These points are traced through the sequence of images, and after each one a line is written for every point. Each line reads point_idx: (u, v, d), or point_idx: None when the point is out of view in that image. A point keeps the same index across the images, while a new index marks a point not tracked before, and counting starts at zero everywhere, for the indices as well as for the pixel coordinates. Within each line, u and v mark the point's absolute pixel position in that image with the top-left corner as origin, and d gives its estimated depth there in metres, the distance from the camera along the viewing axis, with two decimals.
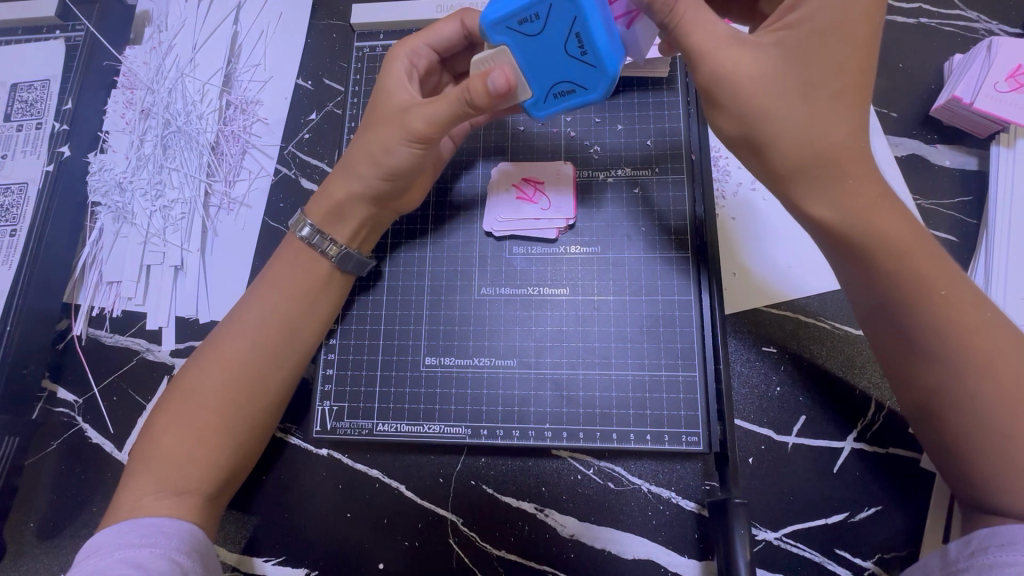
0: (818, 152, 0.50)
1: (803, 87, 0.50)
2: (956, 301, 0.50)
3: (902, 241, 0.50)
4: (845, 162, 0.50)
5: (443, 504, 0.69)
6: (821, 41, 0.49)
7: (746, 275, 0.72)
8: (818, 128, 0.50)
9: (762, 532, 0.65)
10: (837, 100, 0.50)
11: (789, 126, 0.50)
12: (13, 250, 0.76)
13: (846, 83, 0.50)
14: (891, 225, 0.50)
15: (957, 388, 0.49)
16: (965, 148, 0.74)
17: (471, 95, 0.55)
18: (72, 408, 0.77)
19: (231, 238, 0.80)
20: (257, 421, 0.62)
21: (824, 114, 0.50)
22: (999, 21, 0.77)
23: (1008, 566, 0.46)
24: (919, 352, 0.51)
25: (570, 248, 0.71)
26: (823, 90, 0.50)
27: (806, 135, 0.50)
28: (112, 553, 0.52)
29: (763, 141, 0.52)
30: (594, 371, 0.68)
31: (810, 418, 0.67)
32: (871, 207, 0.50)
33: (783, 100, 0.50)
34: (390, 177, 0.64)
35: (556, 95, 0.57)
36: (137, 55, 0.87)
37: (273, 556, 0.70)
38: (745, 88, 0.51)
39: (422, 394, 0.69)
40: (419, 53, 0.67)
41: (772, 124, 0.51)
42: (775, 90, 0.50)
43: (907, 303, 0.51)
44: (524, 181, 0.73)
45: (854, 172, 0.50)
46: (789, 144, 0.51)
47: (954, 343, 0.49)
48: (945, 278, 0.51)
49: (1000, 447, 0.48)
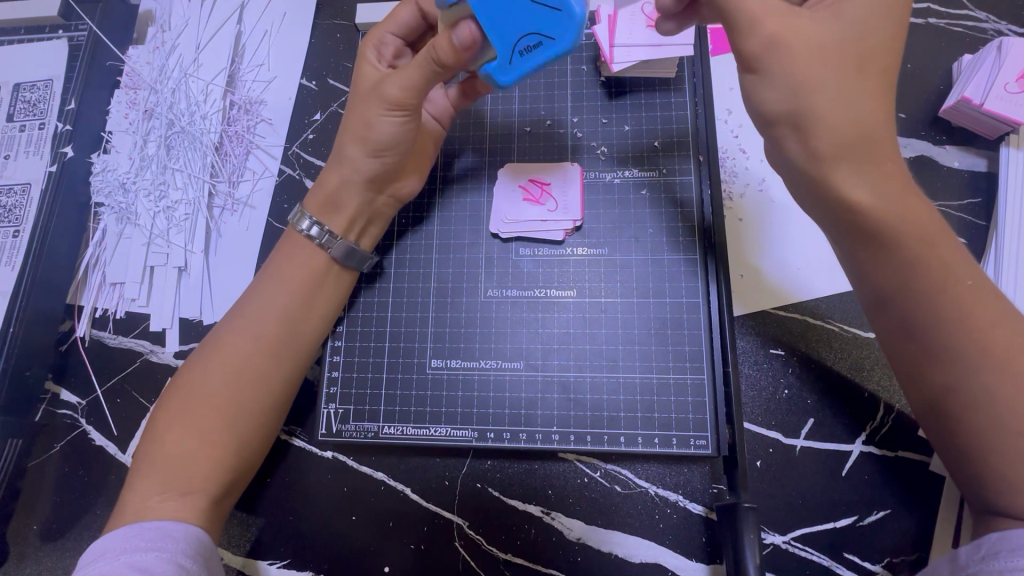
0: (865, 128, 0.49)
1: (854, 64, 0.49)
2: (975, 291, 0.50)
3: (926, 229, 0.50)
4: (883, 147, 0.49)
5: (449, 507, 0.69)
6: (873, 25, 0.50)
7: (755, 276, 0.72)
8: (862, 108, 0.49)
9: (770, 535, 0.65)
10: (880, 83, 0.50)
11: (836, 102, 0.49)
12: (16, 251, 0.76)
13: (888, 70, 0.50)
14: (919, 217, 0.50)
15: (970, 381, 0.49)
16: (974, 149, 0.74)
17: (437, 53, 0.55)
18: (75, 410, 0.76)
19: (235, 239, 0.80)
20: (258, 420, 0.62)
21: (869, 96, 0.49)
22: (1008, 21, 0.77)
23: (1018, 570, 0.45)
24: (937, 344, 0.50)
25: (576, 250, 0.71)
26: (870, 72, 0.50)
27: (851, 112, 0.49)
28: (117, 557, 0.51)
29: (811, 110, 0.49)
30: (601, 373, 0.67)
31: (818, 421, 0.67)
32: (901, 191, 0.49)
33: (835, 73, 0.49)
34: (378, 153, 0.64)
35: (521, 52, 0.55)
36: (140, 54, 0.87)
37: (278, 559, 0.69)
38: (801, 54, 0.49)
39: (428, 396, 0.69)
40: (385, 42, 0.66)
41: (821, 94, 0.49)
42: (829, 61, 0.49)
43: (926, 295, 0.50)
44: (530, 181, 0.73)
45: (889, 159, 0.50)
46: (839, 115, 0.49)
47: (972, 334, 0.49)
48: (964, 267, 0.51)
49: (1014, 442, 0.48)
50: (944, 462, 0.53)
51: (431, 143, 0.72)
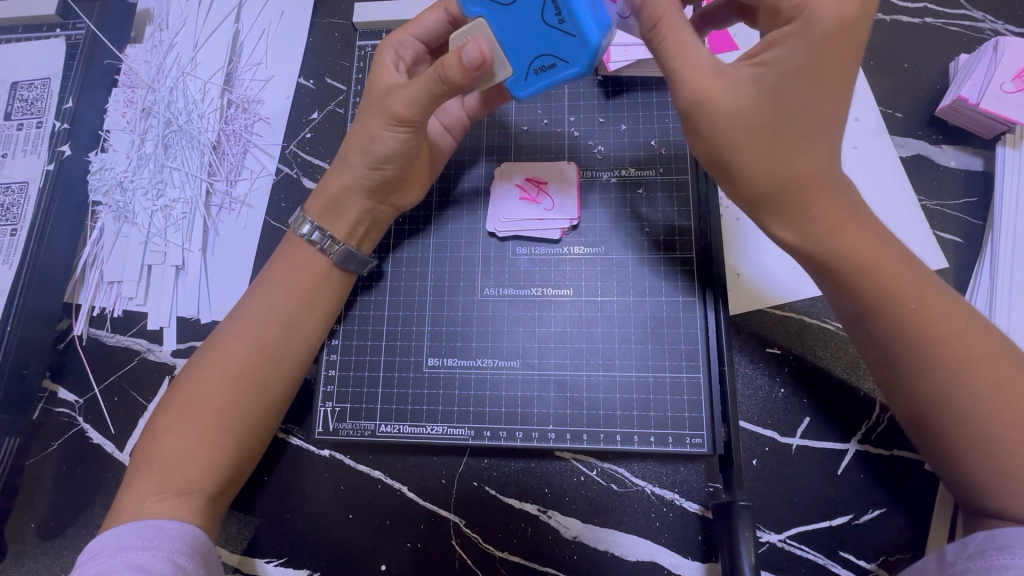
0: (784, 183, 0.51)
1: (775, 123, 0.50)
2: (926, 313, 0.50)
3: (868, 259, 0.51)
4: (810, 194, 0.51)
5: (446, 506, 0.69)
6: (797, 79, 0.49)
7: (747, 276, 0.72)
8: (782, 163, 0.51)
9: (766, 534, 0.65)
10: (806, 134, 0.50)
11: (756, 160, 0.51)
12: (14, 249, 0.76)
13: (814, 120, 0.50)
14: (858, 248, 0.51)
15: (935, 395, 0.50)
16: (970, 149, 0.74)
17: (445, 71, 0.54)
18: (73, 408, 0.76)
19: (233, 238, 0.80)
20: (253, 425, 0.61)
21: (790, 151, 0.51)
22: (1005, 21, 0.77)
23: (1009, 568, 0.45)
24: (897, 363, 0.51)
25: (573, 249, 0.71)
26: (792, 130, 0.50)
27: (771, 169, 0.51)
28: (113, 556, 0.52)
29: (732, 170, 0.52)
30: (598, 372, 0.67)
31: (815, 420, 0.67)
32: (833, 231, 0.51)
33: (754, 136, 0.51)
34: (378, 165, 0.64)
35: (537, 70, 0.56)
36: (137, 53, 0.87)
37: (276, 557, 0.69)
38: (720, 119, 0.51)
39: (425, 395, 0.69)
40: (405, 44, 0.67)
41: (742, 155, 0.51)
42: (749, 125, 0.50)
43: (879, 316, 0.51)
44: (527, 180, 0.73)
45: (818, 202, 0.51)
46: (757, 176, 0.52)
47: (929, 352, 0.50)
48: (914, 289, 0.51)
49: (984, 453, 0.48)
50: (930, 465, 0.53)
51: (439, 150, 0.72)
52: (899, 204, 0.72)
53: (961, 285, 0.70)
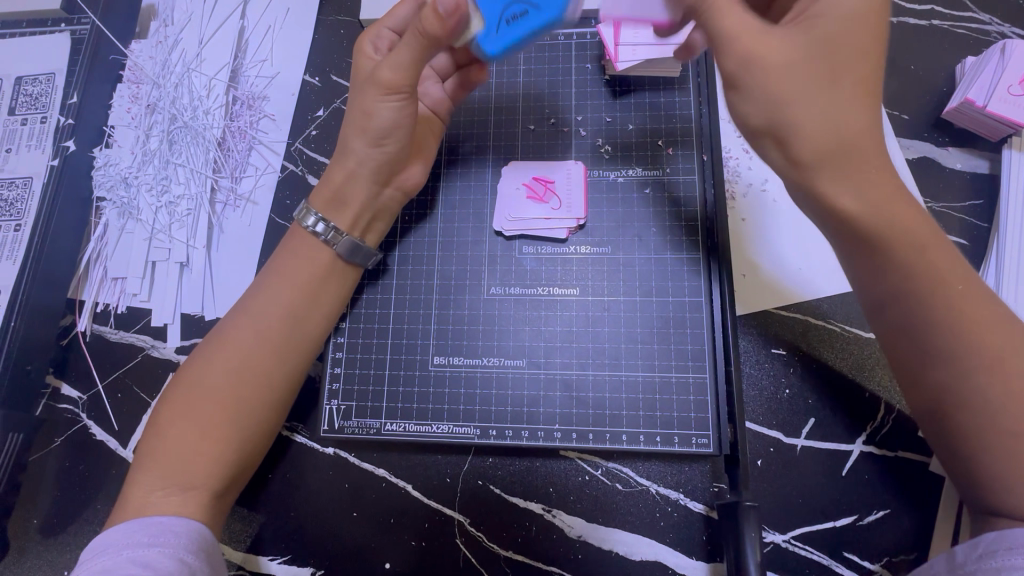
0: (846, 139, 0.49)
1: (831, 72, 0.49)
2: (969, 297, 0.51)
3: (918, 234, 0.50)
4: (867, 152, 0.49)
5: (451, 505, 0.69)
6: (848, 28, 0.49)
7: (761, 278, 0.72)
8: (841, 115, 0.49)
9: (770, 534, 0.65)
10: (859, 87, 0.49)
11: (817, 114, 0.49)
12: (18, 244, 0.75)
13: (865, 72, 0.49)
14: (909, 220, 0.50)
15: (961, 383, 0.50)
16: (976, 151, 0.74)
17: (424, 25, 0.54)
18: (76, 404, 0.76)
19: (237, 234, 0.80)
20: (270, 399, 0.62)
21: (847, 103, 0.49)
22: (1011, 24, 0.77)
23: (1013, 569, 0.45)
24: (933, 352, 0.50)
25: (580, 248, 0.71)
26: (847, 79, 0.49)
27: (832, 121, 0.49)
28: (119, 553, 0.51)
29: (794, 124, 0.50)
30: (604, 372, 0.67)
31: (819, 420, 0.67)
32: (890, 199, 0.49)
33: (811, 86, 0.49)
34: (378, 141, 0.64)
35: (508, 20, 0.59)
36: (143, 49, 0.86)
37: (279, 555, 0.69)
38: (775, 73, 0.50)
39: (431, 393, 0.69)
40: (381, 36, 0.66)
41: (802, 107, 0.49)
42: (803, 75, 0.49)
43: (924, 296, 0.50)
44: (534, 179, 0.72)
45: (872, 162, 0.49)
46: (821, 131, 0.49)
47: (966, 339, 0.49)
48: (956, 271, 0.51)
49: (1008, 448, 0.48)
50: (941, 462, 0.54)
51: (428, 136, 0.71)
52: None
53: None
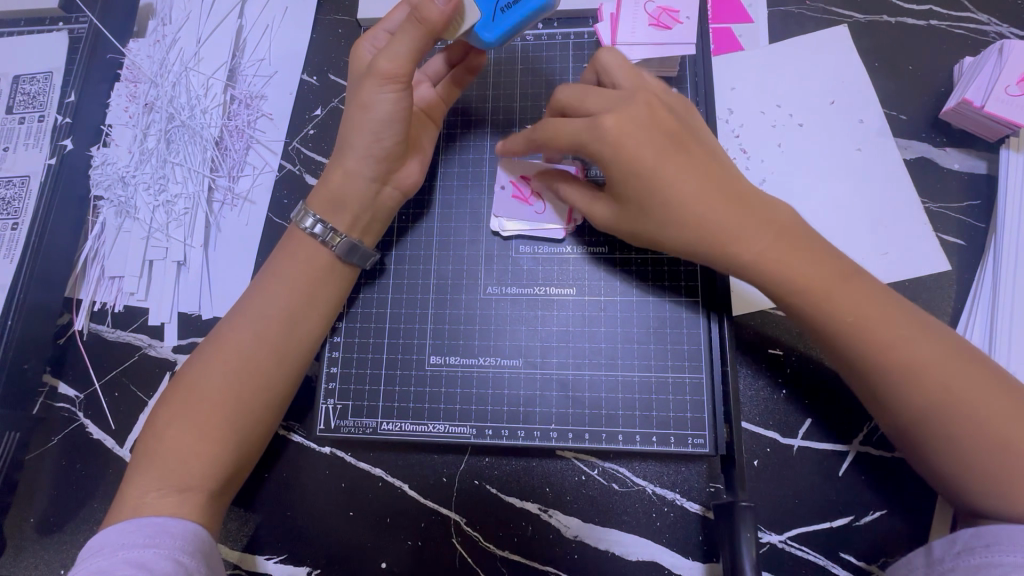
0: (708, 236, 0.55)
1: (646, 201, 0.56)
2: (864, 320, 0.51)
3: (802, 276, 0.53)
4: (719, 236, 0.54)
5: (447, 504, 0.69)
6: (627, 151, 0.56)
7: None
8: (683, 225, 0.55)
9: (767, 535, 0.65)
10: (674, 189, 0.55)
11: (673, 234, 0.56)
12: (15, 243, 0.76)
13: (668, 175, 0.55)
14: (790, 266, 0.53)
15: (904, 396, 0.50)
16: (973, 152, 0.74)
17: (422, 11, 0.57)
18: (73, 403, 0.76)
19: (234, 233, 0.80)
20: (266, 401, 0.62)
21: (677, 213, 0.55)
22: (1009, 24, 0.77)
23: (996, 566, 0.45)
24: (874, 385, 0.52)
25: (577, 248, 0.71)
26: (660, 192, 0.55)
27: (685, 233, 0.55)
28: (115, 553, 0.52)
29: (669, 249, 0.58)
30: (600, 372, 0.67)
31: (816, 421, 0.67)
32: (773, 251, 0.53)
33: (648, 216, 0.57)
34: (377, 136, 0.63)
35: (503, 8, 0.60)
36: (140, 48, 0.86)
37: (275, 554, 0.70)
38: (624, 222, 0.60)
39: (427, 393, 0.69)
40: (379, 38, 0.68)
41: (657, 235, 0.57)
42: (634, 209, 0.58)
43: (838, 337, 0.52)
44: (522, 179, 0.72)
45: (732, 242, 0.54)
46: (685, 241, 0.56)
47: (887, 368, 0.51)
48: (850, 301, 0.52)
49: (970, 460, 0.48)
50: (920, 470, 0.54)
51: (425, 137, 0.71)
52: (899, 206, 0.73)
53: (964, 288, 0.70)
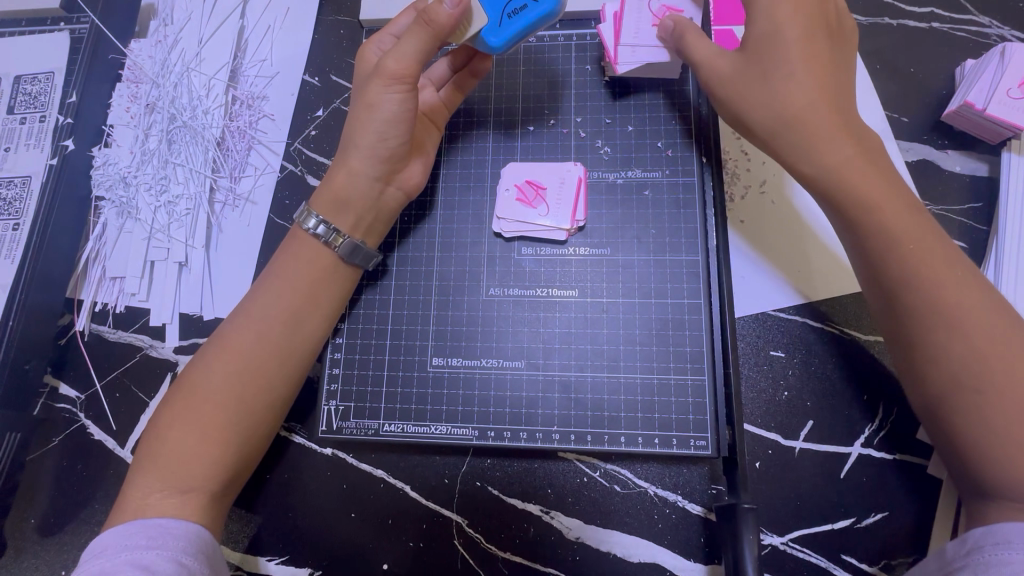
0: (797, 116, 0.57)
1: (767, 67, 0.59)
2: (922, 253, 0.53)
3: (873, 191, 0.55)
4: (810, 124, 0.57)
5: (448, 506, 0.69)
6: (785, 22, 0.58)
7: (826, 262, 0.72)
8: (783, 99, 0.58)
9: (769, 536, 0.65)
10: (797, 72, 0.57)
11: (767, 104, 0.58)
12: (16, 244, 0.75)
13: (806, 56, 0.57)
14: (861, 178, 0.55)
15: (945, 336, 0.51)
16: (975, 154, 0.74)
17: (430, 15, 0.57)
18: (74, 404, 0.76)
19: (236, 234, 0.80)
20: (269, 400, 0.62)
21: (784, 88, 0.58)
22: (1011, 27, 0.77)
23: (1004, 564, 0.46)
24: (913, 327, 0.53)
25: (579, 250, 0.71)
26: (785, 65, 0.58)
27: (775, 105, 0.58)
28: (117, 555, 0.51)
29: (753, 116, 0.60)
30: (603, 373, 0.67)
31: (818, 423, 0.67)
32: (853, 157, 0.56)
33: (753, 81, 0.59)
34: (382, 137, 0.63)
35: (510, 14, 0.60)
36: (141, 48, 0.86)
37: (277, 555, 0.69)
38: (726, 80, 0.61)
39: (429, 395, 0.69)
40: (384, 41, 0.68)
41: (749, 99, 0.60)
42: (746, 76, 0.60)
43: (891, 264, 0.54)
44: (526, 183, 0.72)
45: (821, 132, 0.57)
46: (775, 113, 0.58)
47: (926, 306, 0.52)
48: (913, 231, 0.54)
49: (995, 420, 0.49)
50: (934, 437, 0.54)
51: (428, 141, 0.72)
52: None
53: None
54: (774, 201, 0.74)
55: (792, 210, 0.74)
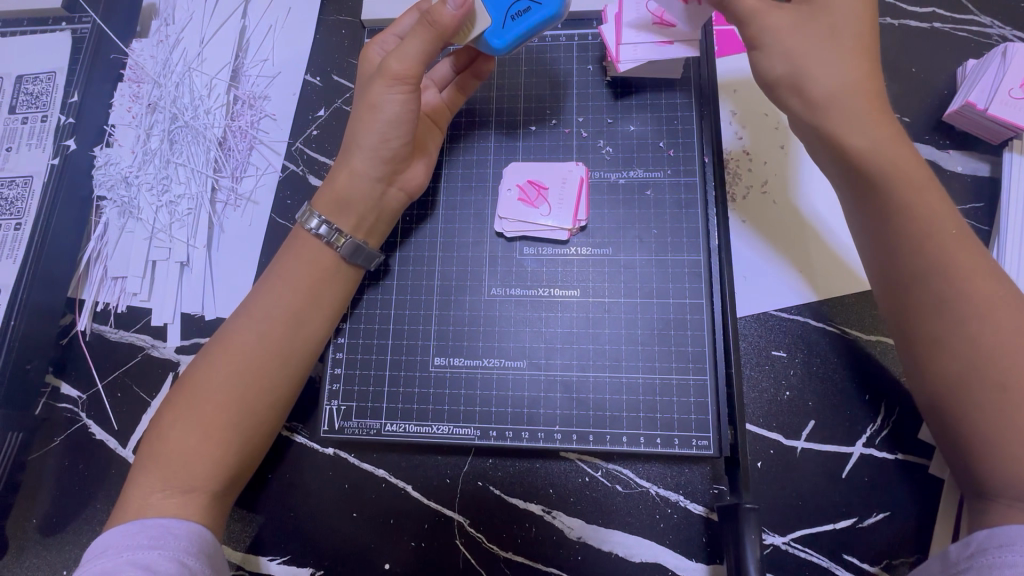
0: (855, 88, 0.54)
1: (828, 34, 0.55)
2: (961, 241, 0.53)
3: (913, 176, 0.54)
4: (864, 99, 0.54)
5: (450, 506, 0.69)
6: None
7: (828, 262, 0.72)
8: (841, 69, 0.54)
9: (770, 536, 0.65)
10: (852, 46, 0.55)
11: (824, 70, 0.54)
12: (17, 244, 0.75)
13: (862, 34, 0.55)
14: (906, 162, 0.54)
15: (976, 325, 0.51)
16: (977, 154, 0.74)
17: (433, 16, 0.57)
18: (75, 404, 0.76)
19: (237, 234, 0.80)
20: (273, 400, 0.62)
21: (841, 59, 0.54)
22: (1013, 27, 0.77)
23: (1007, 565, 0.46)
24: (945, 314, 0.52)
25: (580, 250, 0.71)
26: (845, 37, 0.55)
27: (834, 73, 0.54)
28: (119, 555, 0.52)
29: (807, 80, 0.55)
30: (604, 373, 0.67)
31: (820, 423, 0.67)
32: (896, 141, 0.54)
33: (812, 45, 0.55)
34: (383, 138, 0.63)
35: (514, 16, 0.60)
36: (143, 48, 0.86)
37: (278, 555, 0.69)
38: (781, 38, 0.56)
39: (431, 394, 0.69)
40: (386, 42, 0.68)
41: (807, 61, 0.55)
42: (806, 37, 0.55)
43: (927, 249, 0.53)
44: (528, 183, 0.72)
45: (872, 110, 0.54)
46: (832, 81, 0.54)
47: (961, 293, 0.51)
48: (948, 219, 0.54)
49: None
50: (944, 433, 0.53)
51: (432, 142, 0.72)
52: None
53: None
54: (775, 201, 0.74)
55: (793, 211, 0.74)
